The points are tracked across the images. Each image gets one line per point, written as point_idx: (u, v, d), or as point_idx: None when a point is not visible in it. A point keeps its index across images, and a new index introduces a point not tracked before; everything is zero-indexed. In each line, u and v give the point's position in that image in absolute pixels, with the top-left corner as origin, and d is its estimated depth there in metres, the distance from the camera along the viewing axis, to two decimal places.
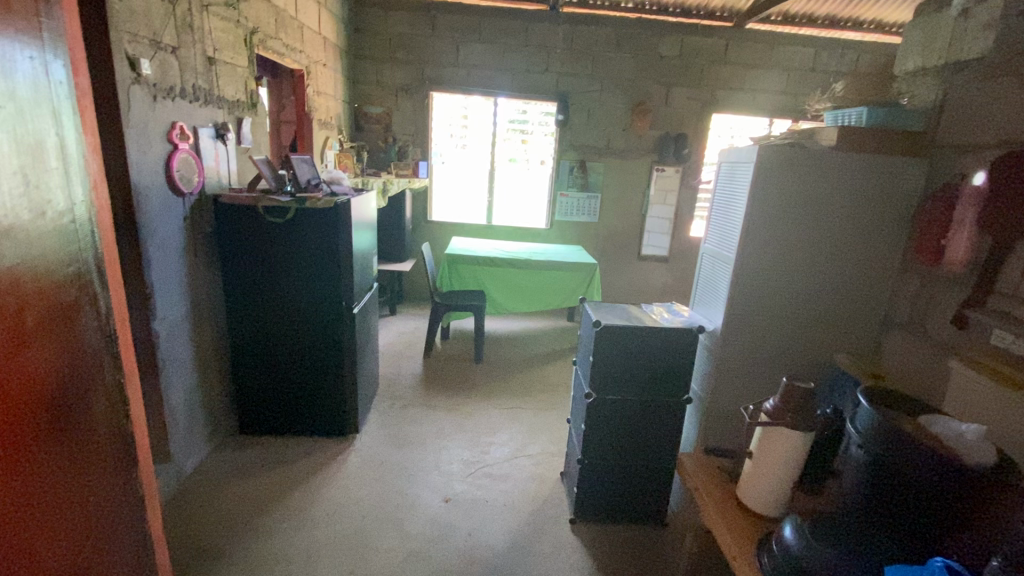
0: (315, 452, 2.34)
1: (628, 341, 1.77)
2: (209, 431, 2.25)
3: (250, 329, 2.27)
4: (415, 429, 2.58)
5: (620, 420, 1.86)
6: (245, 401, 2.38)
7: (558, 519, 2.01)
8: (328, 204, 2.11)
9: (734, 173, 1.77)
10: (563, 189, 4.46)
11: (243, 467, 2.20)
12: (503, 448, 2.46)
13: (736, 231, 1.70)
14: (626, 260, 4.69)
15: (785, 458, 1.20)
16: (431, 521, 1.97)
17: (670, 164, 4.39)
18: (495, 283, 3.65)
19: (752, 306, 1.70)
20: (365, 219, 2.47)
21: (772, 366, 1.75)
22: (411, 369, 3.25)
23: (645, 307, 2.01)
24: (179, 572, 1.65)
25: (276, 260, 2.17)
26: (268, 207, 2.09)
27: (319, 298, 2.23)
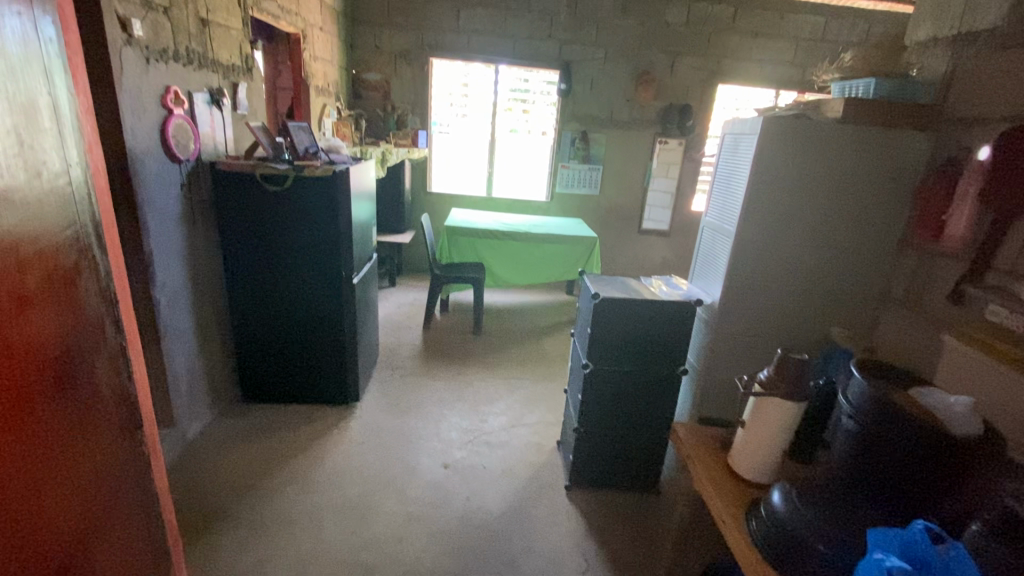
0: (316, 419, 2.38)
1: (627, 312, 1.78)
2: (212, 397, 2.29)
3: (250, 298, 2.28)
4: (414, 398, 2.61)
5: (617, 390, 1.89)
6: (247, 369, 2.41)
7: (554, 485, 2.06)
8: (325, 173, 2.08)
9: (737, 144, 1.75)
10: (564, 161, 4.41)
11: (246, 433, 2.24)
12: (501, 416, 2.51)
13: (738, 204, 1.69)
14: (626, 234, 4.68)
15: (778, 428, 1.21)
16: (431, 485, 2.02)
17: (674, 136, 4.33)
18: (495, 256, 3.64)
19: (751, 279, 1.71)
20: (363, 189, 2.45)
21: (769, 339, 1.77)
22: (411, 340, 3.28)
23: (645, 279, 2.01)
24: (186, 531, 1.71)
25: (274, 229, 2.16)
26: (265, 175, 2.07)
27: (318, 267, 2.23)
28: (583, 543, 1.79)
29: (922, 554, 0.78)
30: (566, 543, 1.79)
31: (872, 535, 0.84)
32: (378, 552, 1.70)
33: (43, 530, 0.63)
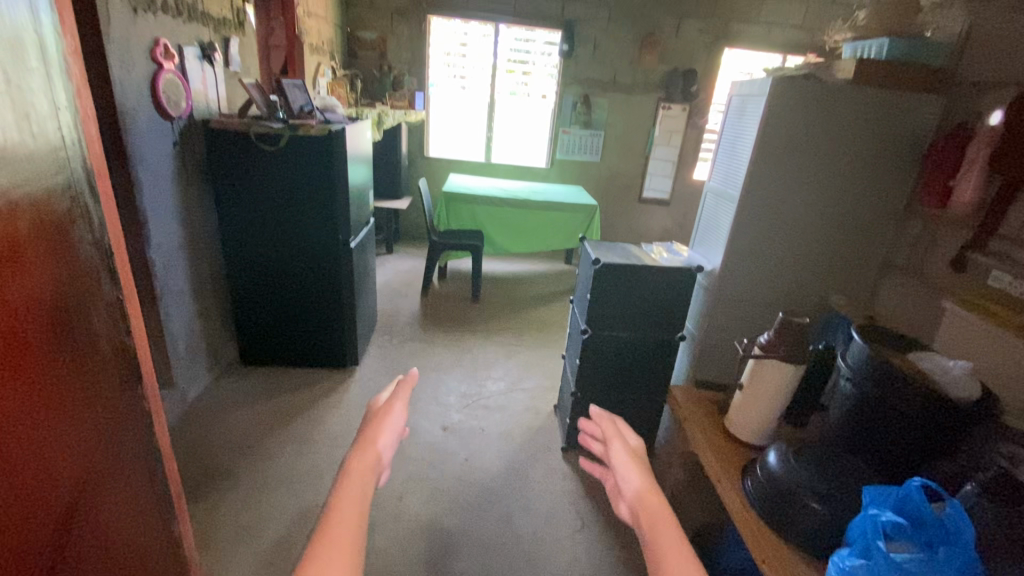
0: (316, 382, 2.40)
1: (627, 278, 1.78)
2: (211, 359, 2.29)
3: (248, 261, 2.26)
4: (413, 363, 2.62)
5: (615, 355, 1.90)
6: (246, 332, 2.40)
7: (551, 447, 2.10)
8: (321, 133, 2.03)
9: (743, 108, 1.71)
10: (565, 126, 4.33)
11: (247, 395, 2.26)
12: (500, 381, 2.53)
13: (743, 168, 1.66)
14: (626, 203, 4.63)
15: (777, 392, 1.21)
16: (430, 446, 2.05)
17: (677, 102, 4.23)
18: (494, 223, 3.61)
19: (752, 246, 1.70)
20: (360, 150, 2.40)
21: (768, 306, 1.77)
22: (409, 306, 3.27)
23: (646, 245, 2.00)
24: (189, 487, 1.74)
25: (270, 190, 2.12)
26: (259, 134, 2.02)
27: (316, 231, 2.20)
28: (579, 502, 1.84)
29: (918, 512, 0.78)
30: (563, 501, 1.84)
31: (867, 492, 0.85)
32: (378, 510, 1.73)
33: (47, 475, 0.64)
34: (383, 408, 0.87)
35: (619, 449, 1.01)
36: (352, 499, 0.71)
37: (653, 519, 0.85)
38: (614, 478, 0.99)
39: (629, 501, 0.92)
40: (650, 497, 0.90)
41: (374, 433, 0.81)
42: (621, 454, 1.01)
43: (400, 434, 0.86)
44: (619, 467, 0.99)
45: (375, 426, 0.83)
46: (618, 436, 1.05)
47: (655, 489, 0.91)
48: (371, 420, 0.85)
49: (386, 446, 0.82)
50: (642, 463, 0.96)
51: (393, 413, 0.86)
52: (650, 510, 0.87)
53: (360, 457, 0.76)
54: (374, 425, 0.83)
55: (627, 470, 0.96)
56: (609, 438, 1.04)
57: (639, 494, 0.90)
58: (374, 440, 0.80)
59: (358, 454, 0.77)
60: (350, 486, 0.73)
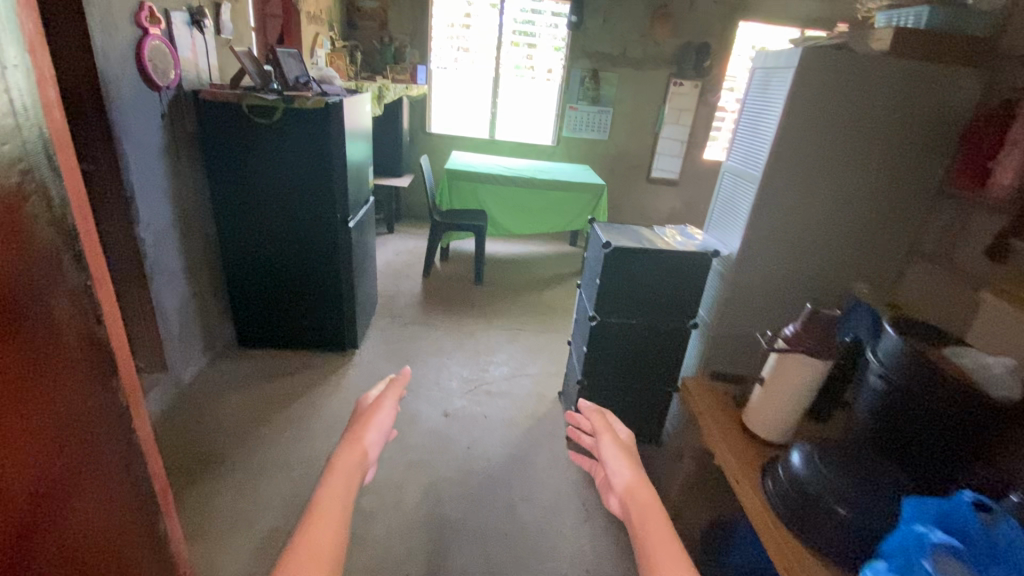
0: (314, 365, 2.34)
1: (638, 262, 1.69)
2: (207, 341, 2.23)
3: (243, 239, 2.17)
4: (414, 347, 2.56)
5: (623, 342, 1.83)
6: (242, 312, 2.33)
7: (555, 434, 2.04)
8: (317, 105, 1.92)
9: (768, 81, 1.59)
10: (572, 102, 4.18)
11: (242, 378, 2.20)
12: (502, 366, 2.47)
13: (765, 147, 1.56)
14: (633, 183, 4.50)
15: (801, 387, 1.13)
16: (432, 433, 2.00)
17: (689, 78, 4.08)
18: (497, 203, 3.51)
19: (771, 230, 1.61)
20: (359, 125, 2.29)
21: (786, 293, 1.69)
22: (410, 288, 3.19)
23: (658, 227, 1.91)
24: (183, 474, 1.70)
25: (265, 167, 2.03)
26: (252, 106, 1.91)
27: (314, 210, 2.12)
28: (583, 492, 1.79)
29: (964, 524, 0.73)
30: (567, 492, 1.78)
31: (907, 502, 0.79)
32: (377, 499, 1.69)
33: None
34: (371, 406, 0.85)
35: (610, 440, 0.90)
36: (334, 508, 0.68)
37: (648, 520, 0.75)
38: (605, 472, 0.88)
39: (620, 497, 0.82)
40: (644, 493, 0.79)
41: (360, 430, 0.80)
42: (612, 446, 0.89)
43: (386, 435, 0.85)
44: (609, 460, 0.88)
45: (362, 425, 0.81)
46: (608, 426, 0.93)
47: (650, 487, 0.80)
48: (357, 418, 0.83)
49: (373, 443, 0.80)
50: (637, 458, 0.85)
51: (381, 413, 0.83)
52: (644, 508, 0.76)
53: (346, 453, 0.76)
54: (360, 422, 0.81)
55: (620, 463, 0.85)
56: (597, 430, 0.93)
57: (632, 489, 0.80)
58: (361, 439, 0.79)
59: (343, 451, 0.76)
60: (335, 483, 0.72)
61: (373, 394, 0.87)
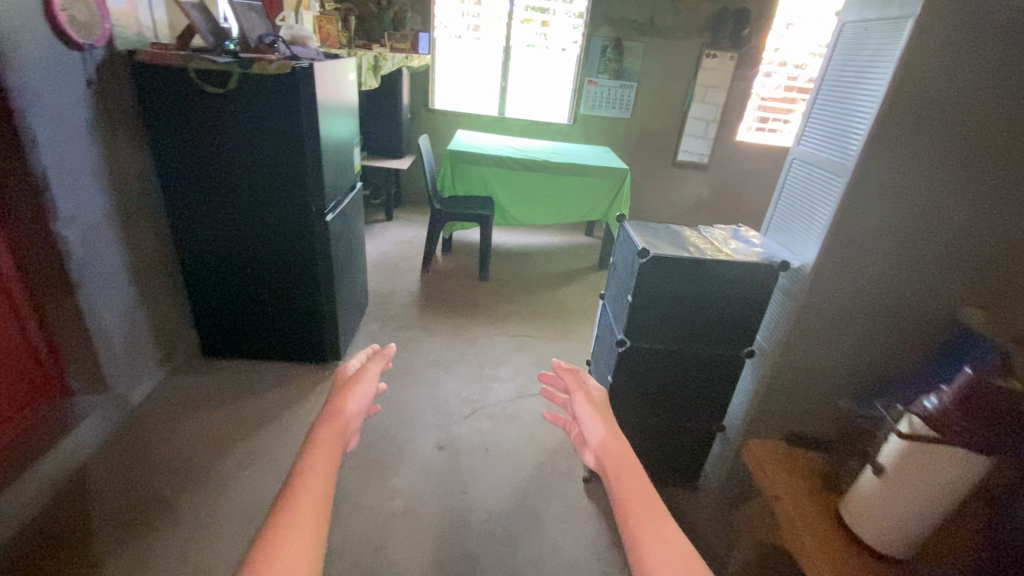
0: (289, 380, 2.01)
1: (683, 276, 1.32)
2: (163, 351, 1.91)
3: (202, 234, 1.83)
4: (408, 358, 2.22)
5: (657, 372, 1.47)
6: (207, 318, 2.00)
7: (570, 475, 1.70)
8: (280, 70, 1.55)
9: (862, 39, 1.21)
10: (591, 75, 3.75)
11: (203, 397, 1.88)
12: (508, 384, 2.12)
13: (860, 127, 1.17)
14: (657, 167, 4.08)
15: (945, 488, 0.77)
16: (422, 471, 1.67)
17: (724, 49, 3.63)
18: (505, 189, 3.13)
19: (860, 239, 1.23)
20: (341, 96, 1.92)
21: (875, 320, 1.31)
22: (407, 286, 2.84)
23: (702, 227, 1.54)
24: (116, 527, 1.39)
25: (223, 149, 1.68)
26: (201, 71, 1.56)
27: (285, 199, 1.76)
28: (606, 556, 1.45)
29: None
30: (585, 555, 1.45)
31: None
32: (352, 565, 1.36)
33: None
34: (353, 376, 0.81)
35: (583, 400, 0.86)
36: (321, 470, 0.61)
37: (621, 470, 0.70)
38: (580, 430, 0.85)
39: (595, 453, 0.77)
40: (616, 448, 0.75)
41: (342, 400, 0.75)
42: (585, 406, 0.86)
43: (368, 405, 0.80)
44: (585, 421, 0.84)
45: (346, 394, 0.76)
46: (581, 385, 0.90)
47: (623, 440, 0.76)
48: (339, 388, 0.78)
49: (354, 414, 0.75)
50: (608, 413, 0.82)
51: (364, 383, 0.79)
52: (619, 462, 0.71)
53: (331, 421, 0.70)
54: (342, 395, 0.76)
55: (591, 418, 0.82)
56: (571, 389, 0.90)
57: (605, 445, 0.76)
58: (343, 409, 0.73)
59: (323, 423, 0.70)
60: (320, 456, 0.64)
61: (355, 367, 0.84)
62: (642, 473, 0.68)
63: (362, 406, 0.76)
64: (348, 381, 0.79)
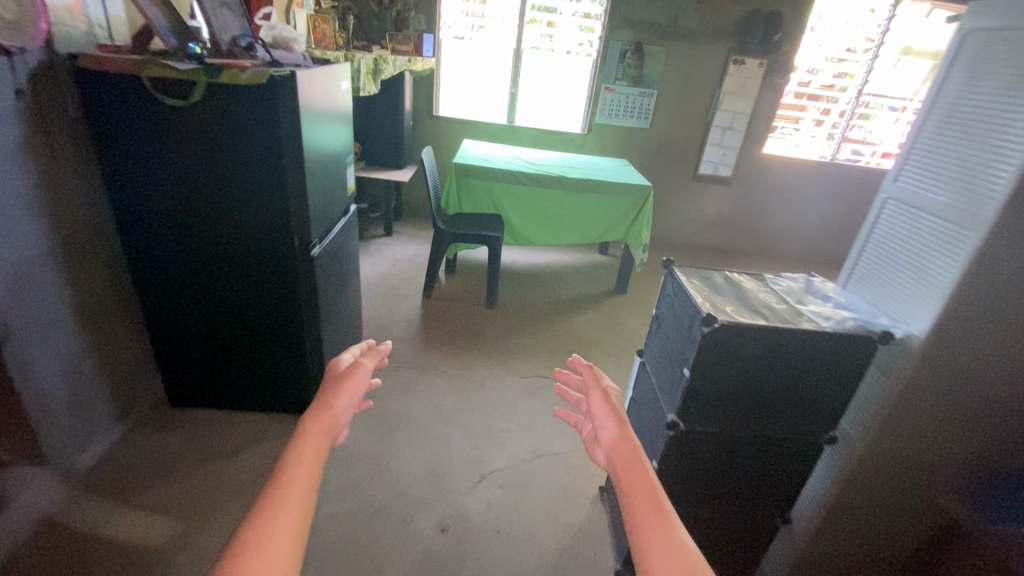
0: (268, 437, 1.73)
1: (757, 351, 1.03)
2: (119, 405, 1.63)
3: (165, 269, 1.54)
4: (406, 407, 1.93)
5: (715, 460, 1.18)
6: (173, 363, 1.72)
7: (599, 566, 1.42)
8: (254, 80, 1.28)
9: (998, 55, 0.95)
10: (608, 81, 3.48)
11: (165, 461, 1.60)
12: (522, 439, 1.84)
13: (1003, 165, 0.90)
14: (676, 181, 3.81)
15: None
16: (422, 561, 1.39)
17: (753, 55, 3.36)
18: (516, 206, 2.86)
19: (993, 311, 0.95)
20: (333, 108, 1.64)
21: (994, 407, 1.05)
22: (407, 314, 2.56)
23: (768, 276, 1.26)
24: None
25: (184, 171, 1.39)
26: (158, 81, 1.28)
27: (260, 231, 1.48)
28: None
29: None
30: None
31: None
32: None
33: None
34: (344, 371, 0.69)
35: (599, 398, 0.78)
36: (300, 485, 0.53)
37: (630, 476, 0.64)
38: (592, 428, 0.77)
39: (606, 457, 0.71)
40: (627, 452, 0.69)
41: (333, 393, 0.64)
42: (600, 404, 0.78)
43: (360, 403, 0.69)
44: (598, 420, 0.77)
45: (337, 386, 0.66)
46: (597, 382, 0.82)
47: (637, 441, 0.69)
48: (328, 383, 0.67)
49: (345, 410, 0.65)
50: (623, 414, 0.75)
51: (358, 375, 0.68)
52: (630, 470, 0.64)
53: (319, 416, 0.60)
54: (332, 388, 0.65)
55: (605, 419, 0.75)
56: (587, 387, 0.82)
57: (615, 448, 0.69)
58: (333, 404, 0.63)
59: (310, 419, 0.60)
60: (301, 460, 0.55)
61: (349, 359, 0.72)
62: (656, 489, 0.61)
63: (355, 402, 0.67)
64: (340, 374, 0.68)
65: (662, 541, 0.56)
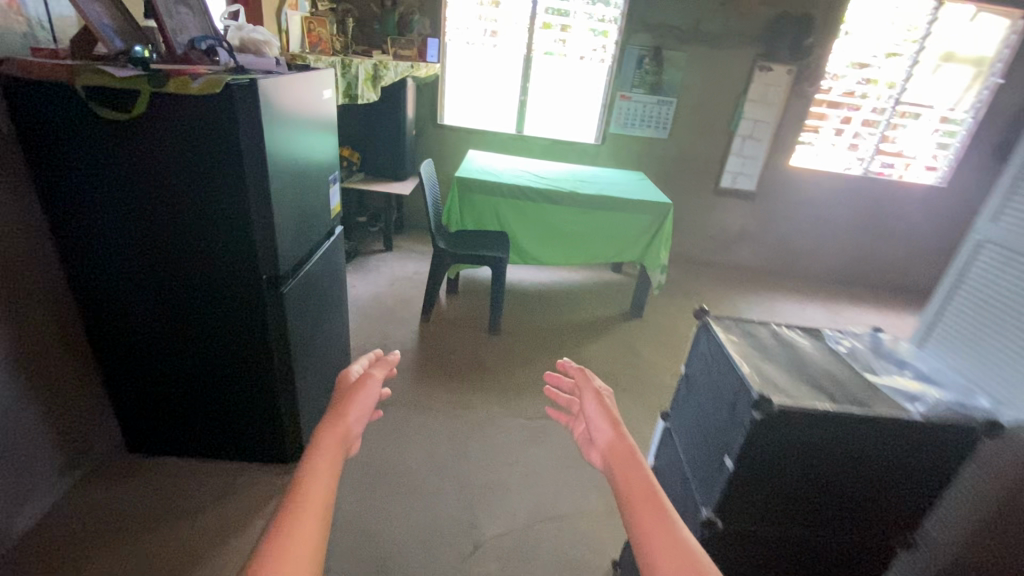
0: (234, 493, 1.52)
1: (821, 443, 0.80)
2: (66, 455, 1.44)
3: (118, 303, 1.35)
4: (394, 456, 1.71)
5: (758, 563, 0.95)
6: (130, 402, 1.52)
7: None
8: (206, 89, 1.08)
9: None
10: (625, 88, 3.26)
11: (113, 521, 1.40)
12: (524, 496, 1.62)
13: None
14: (696, 194, 3.57)
15: None
16: None
17: (781, 61, 3.13)
18: (523, 224, 2.64)
19: None
20: (313, 120, 1.44)
21: None
22: (403, 342, 2.35)
23: (826, 332, 1.04)
24: None
25: (132, 188, 1.19)
26: (94, 90, 1.08)
27: (222, 258, 1.27)
28: None
29: None
30: None
31: None
32: None
33: None
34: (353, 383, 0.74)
35: (590, 399, 0.80)
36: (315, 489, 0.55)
37: (625, 473, 0.65)
38: (587, 429, 0.79)
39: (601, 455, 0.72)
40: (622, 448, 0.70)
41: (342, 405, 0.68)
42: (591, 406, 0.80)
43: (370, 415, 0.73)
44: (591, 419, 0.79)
45: (346, 399, 0.70)
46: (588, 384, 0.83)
47: (630, 438, 0.70)
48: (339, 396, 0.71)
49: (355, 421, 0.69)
50: (615, 413, 0.76)
51: (365, 388, 0.72)
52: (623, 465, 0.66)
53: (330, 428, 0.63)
54: (344, 400, 0.69)
55: (598, 419, 0.76)
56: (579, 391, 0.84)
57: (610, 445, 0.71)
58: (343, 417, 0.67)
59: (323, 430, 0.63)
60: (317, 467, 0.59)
61: (357, 371, 0.77)
62: (650, 483, 0.62)
63: (365, 414, 0.71)
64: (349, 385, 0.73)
65: (659, 529, 0.57)
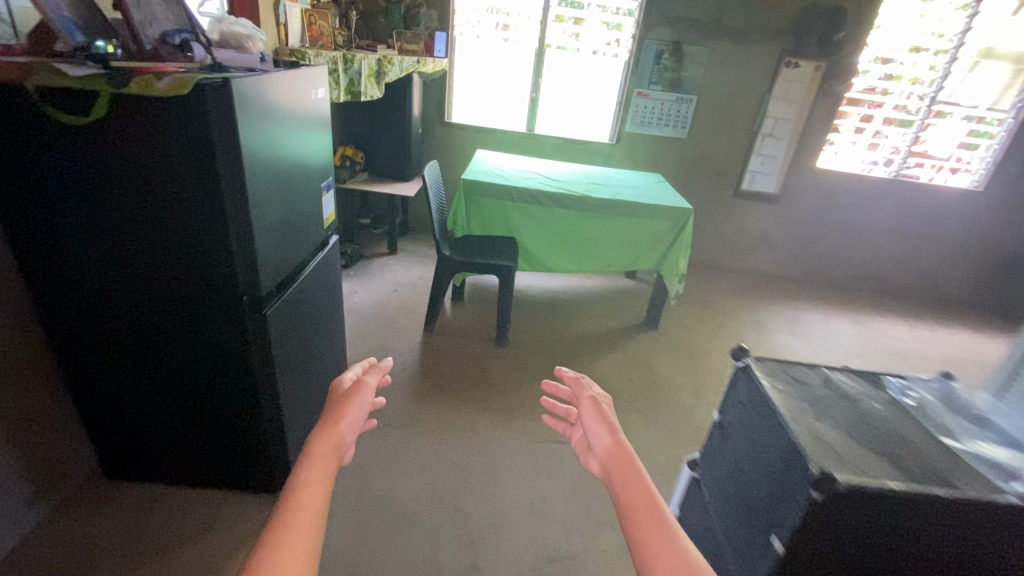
0: (217, 526, 1.40)
1: (896, 528, 0.65)
2: (37, 483, 1.33)
3: (85, 314, 1.22)
4: (392, 485, 1.59)
5: None
6: (104, 424, 1.40)
7: None
8: (174, 91, 0.95)
9: None
10: (642, 85, 3.09)
11: (84, 557, 1.29)
12: (531, 532, 1.49)
13: None
14: (715, 196, 3.40)
15: None
16: None
17: (809, 56, 2.94)
18: (533, 229, 2.50)
19: None
20: (304, 121, 1.31)
21: None
22: (405, 354, 2.22)
23: (888, 379, 0.90)
24: None
25: (95, 194, 1.06)
26: (49, 93, 0.96)
27: (196, 271, 1.14)
28: None
29: None
30: None
31: None
32: None
33: None
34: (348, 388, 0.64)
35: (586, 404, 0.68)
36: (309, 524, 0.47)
37: (627, 488, 0.55)
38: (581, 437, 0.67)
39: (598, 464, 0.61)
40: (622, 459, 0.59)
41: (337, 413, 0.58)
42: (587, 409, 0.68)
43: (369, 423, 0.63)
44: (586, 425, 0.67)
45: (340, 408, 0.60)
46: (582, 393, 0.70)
47: (632, 450, 0.60)
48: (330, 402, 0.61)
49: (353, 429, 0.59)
50: (612, 416, 0.65)
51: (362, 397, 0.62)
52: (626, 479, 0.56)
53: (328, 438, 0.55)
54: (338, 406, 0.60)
55: (594, 423, 0.65)
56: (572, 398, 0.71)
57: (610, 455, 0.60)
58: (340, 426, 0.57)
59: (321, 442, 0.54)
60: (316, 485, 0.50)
61: (351, 377, 0.66)
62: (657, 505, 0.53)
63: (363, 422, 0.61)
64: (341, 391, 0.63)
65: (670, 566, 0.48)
